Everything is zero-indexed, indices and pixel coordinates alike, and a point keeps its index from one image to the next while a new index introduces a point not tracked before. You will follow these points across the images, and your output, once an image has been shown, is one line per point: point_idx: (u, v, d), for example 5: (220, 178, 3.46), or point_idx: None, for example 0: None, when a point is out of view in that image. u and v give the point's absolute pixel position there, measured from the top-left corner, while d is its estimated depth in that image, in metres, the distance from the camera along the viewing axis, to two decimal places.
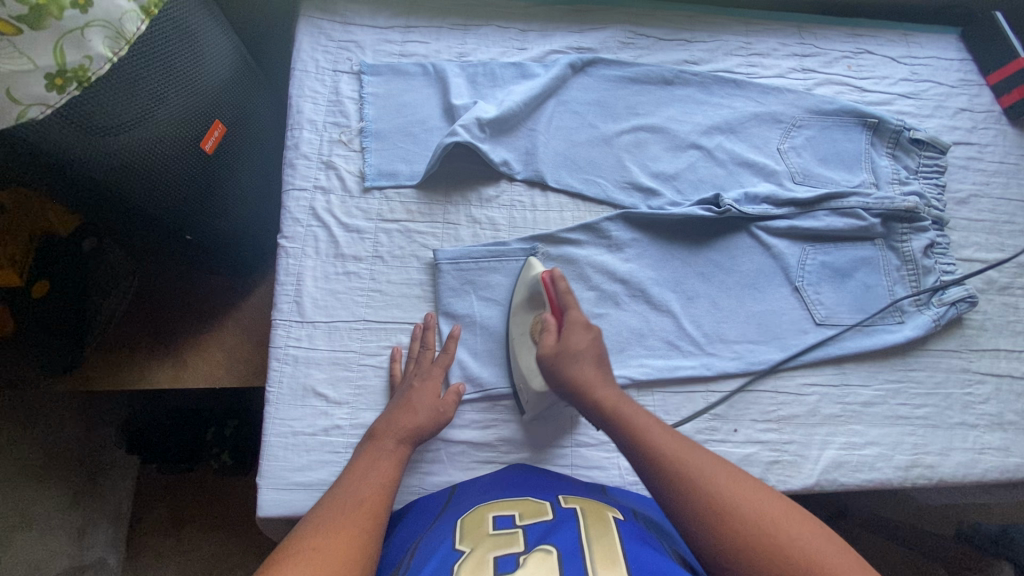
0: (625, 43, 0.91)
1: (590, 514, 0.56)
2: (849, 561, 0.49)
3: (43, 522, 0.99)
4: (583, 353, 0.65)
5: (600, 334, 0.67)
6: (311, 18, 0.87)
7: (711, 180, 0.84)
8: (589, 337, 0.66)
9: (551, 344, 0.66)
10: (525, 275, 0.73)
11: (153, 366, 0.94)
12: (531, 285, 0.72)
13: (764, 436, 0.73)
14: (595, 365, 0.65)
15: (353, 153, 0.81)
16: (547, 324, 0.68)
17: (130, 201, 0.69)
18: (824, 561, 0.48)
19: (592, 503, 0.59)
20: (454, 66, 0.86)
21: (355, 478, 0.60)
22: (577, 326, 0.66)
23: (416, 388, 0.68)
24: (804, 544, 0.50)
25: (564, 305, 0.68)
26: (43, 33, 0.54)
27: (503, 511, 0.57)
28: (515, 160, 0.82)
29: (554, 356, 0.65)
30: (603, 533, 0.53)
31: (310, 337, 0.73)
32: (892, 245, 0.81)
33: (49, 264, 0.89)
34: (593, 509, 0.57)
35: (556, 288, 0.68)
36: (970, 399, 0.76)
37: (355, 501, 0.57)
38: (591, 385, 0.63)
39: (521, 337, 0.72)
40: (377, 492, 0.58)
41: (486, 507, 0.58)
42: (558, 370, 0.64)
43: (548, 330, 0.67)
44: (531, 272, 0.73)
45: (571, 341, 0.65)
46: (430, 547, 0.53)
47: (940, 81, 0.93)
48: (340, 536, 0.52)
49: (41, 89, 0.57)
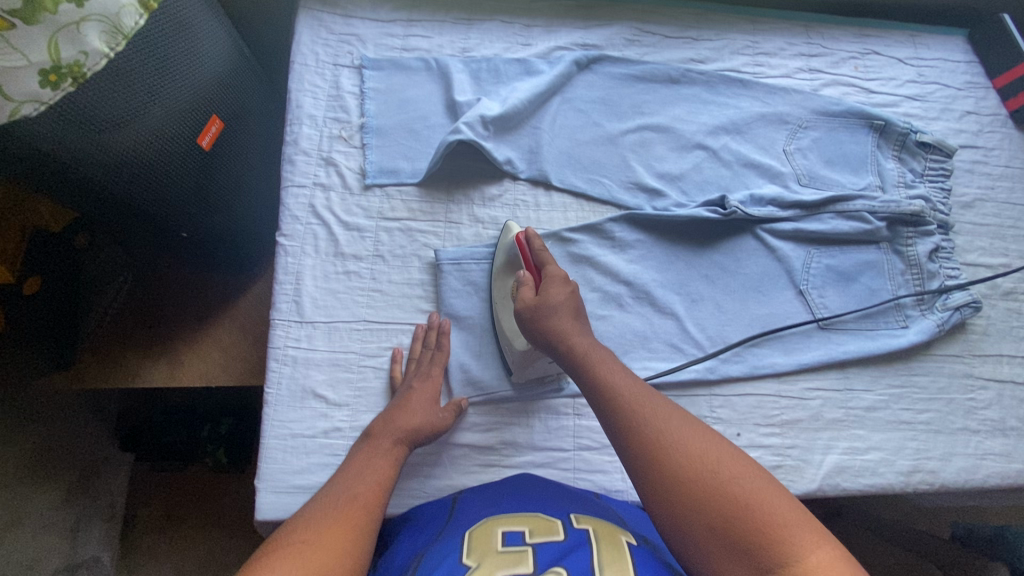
0: (630, 41, 0.90)
1: (601, 536, 0.55)
2: (781, 496, 0.50)
3: (34, 521, 0.98)
4: (559, 304, 0.64)
5: (578, 288, 0.67)
6: (311, 11, 0.85)
7: (716, 181, 0.83)
8: (567, 292, 0.66)
9: (529, 298, 0.66)
10: (502, 240, 0.74)
11: (148, 362, 0.93)
12: (509, 248, 0.73)
13: (768, 441, 0.72)
14: (569, 316, 0.65)
15: (353, 149, 0.80)
16: (524, 279, 0.68)
17: (125, 197, 0.67)
18: (755, 494, 0.50)
19: (604, 524, 0.58)
20: (457, 62, 0.85)
21: (351, 474, 0.59)
22: (556, 279, 0.66)
23: (415, 390, 0.67)
24: (738, 479, 0.51)
25: (541, 262, 0.68)
26: (37, 28, 0.52)
27: (513, 527, 0.56)
28: (518, 159, 0.80)
29: (531, 308, 0.65)
30: (616, 559, 0.52)
31: (309, 337, 0.72)
32: (897, 249, 0.80)
33: (44, 259, 0.91)
34: (605, 531, 0.56)
35: (532, 248, 0.69)
36: (973, 405, 0.76)
37: (349, 498, 0.56)
38: (563, 333, 0.63)
39: (501, 300, 0.72)
40: (371, 489, 0.57)
41: (495, 523, 0.57)
42: (535, 321, 0.64)
43: (526, 284, 0.68)
44: (507, 235, 0.74)
45: (549, 293, 0.65)
46: (433, 563, 0.53)
47: (947, 83, 0.92)
48: (332, 532, 0.52)
49: (34, 86, 0.55)
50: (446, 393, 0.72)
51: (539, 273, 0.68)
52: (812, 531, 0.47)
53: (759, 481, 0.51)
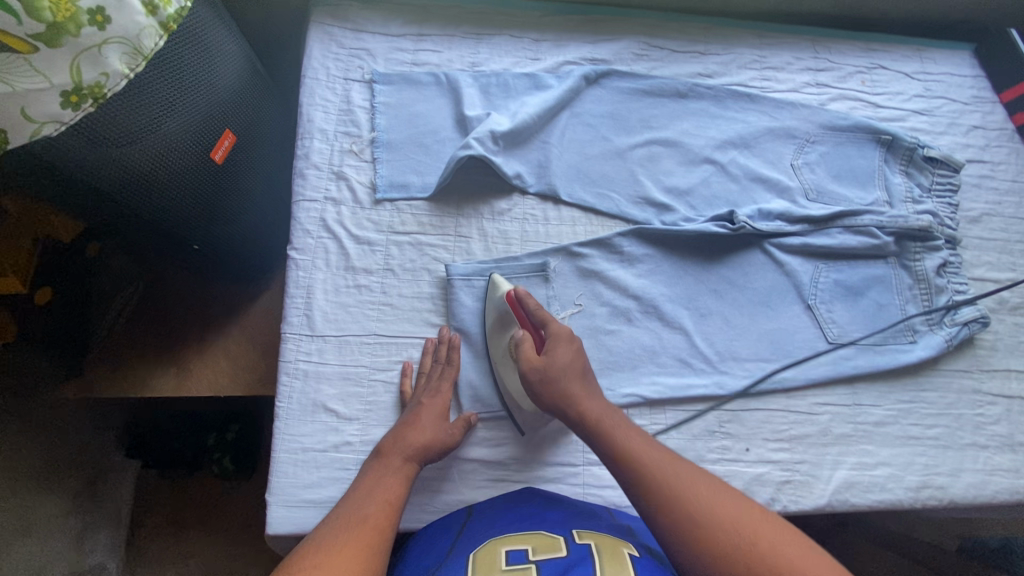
0: (639, 55, 0.90)
1: (604, 549, 0.56)
2: (821, 563, 0.51)
3: (42, 529, 0.98)
4: (565, 367, 0.65)
5: (582, 346, 0.68)
6: (323, 25, 0.86)
7: (724, 195, 0.83)
8: (571, 350, 0.66)
9: (535, 359, 0.66)
10: (492, 296, 0.74)
11: (159, 371, 0.93)
12: (498, 304, 0.73)
13: (777, 456, 0.72)
14: (578, 379, 0.65)
15: (364, 163, 0.80)
16: (523, 338, 0.68)
17: (138, 209, 0.68)
18: (798, 565, 0.50)
19: (605, 537, 0.59)
20: (467, 76, 0.85)
21: (362, 494, 0.59)
22: (561, 338, 0.66)
23: (425, 406, 0.67)
24: (778, 550, 0.51)
25: (539, 322, 0.68)
26: (59, 50, 0.53)
27: (516, 545, 0.57)
28: (528, 173, 0.81)
29: (538, 370, 0.65)
30: (618, 570, 0.53)
31: (320, 351, 0.72)
32: (905, 264, 0.81)
33: (53, 272, 0.91)
34: (608, 544, 0.57)
35: (526, 307, 0.69)
36: (981, 420, 0.76)
37: (359, 517, 0.56)
38: (576, 398, 0.63)
39: (502, 360, 0.72)
40: (382, 510, 0.58)
41: (497, 541, 0.58)
42: (545, 387, 0.64)
43: (528, 344, 0.67)
44: (497, 291, 0.73)
45: (555, 355, 0.65)
46: None
47: (954, 97, 0.93)
48: (343, 555, 0.52)
49: (56, 108, 0.56)
50: (457, 407, 0.72)
51: (540, 332, 0.69)
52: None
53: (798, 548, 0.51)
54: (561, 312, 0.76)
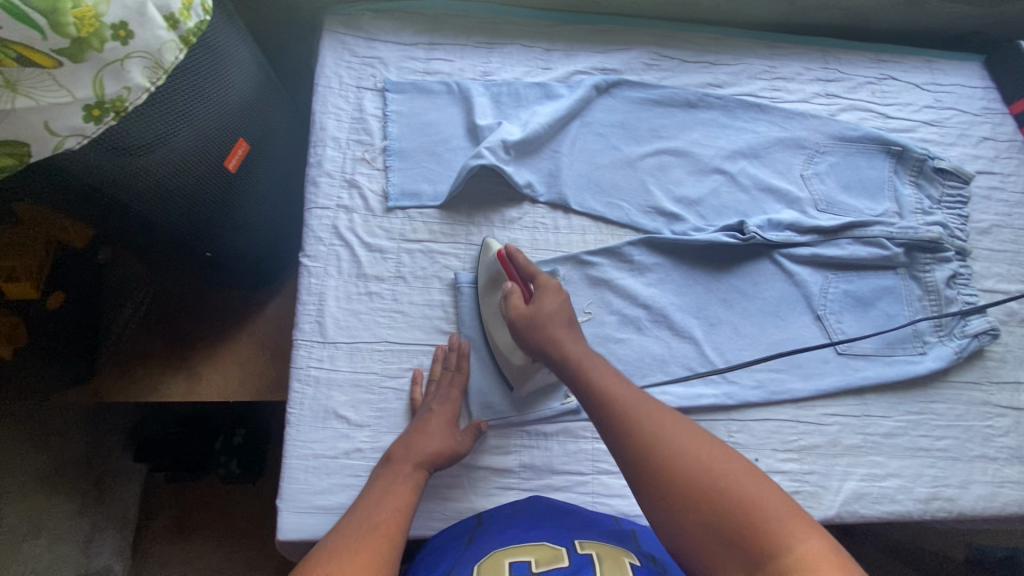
0: (649, 65, 0.91)
1: (606, 559, 0.55)
2: (784, 498, 0.48)
3: (50, 532, 0.97)
4: (551, 313, 0.64)
5: (569, 297, 0.67)
6: (336, 34, 0.87)
7: (734, 205, 0.84)
8: (557, 300, 0.66)
9: (522, 307, 0.65)
10: (484, 258, 0.75)
11: (167, 379, 0.93)
12: (490, 265, 0.74)
13: (786, 466, 0.72)
14: (562, 325, 0.64)
15: (376, 171, 0.81)
16: (513, 290, 0.67)
17: (152, 217, 0.68)
18: (752, 494, 0.48)
19: (607, 546, 0.58)
20: (479, 86, 0.86)
21: (372, 502, 0.59)
22: (549, 289, 0.66)
23: (434, 413, 0.67)
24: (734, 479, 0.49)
25: (529, 276, 0.68)
26: (83, 65, 0.53)
27: (519, 556, 0.56)
28: (538, 182, 0.81)
29: (526, 319, 0.64)
30: None
31: (331, 358, 0.72)
32: (914, 275, 0.81)
33: (64, 278, 0.91)
34: (609, 553, 0.57)
35: (514, 261, 0.69)
36: (991, 432, 0.76)
37: (370, 524, 0.57)
38: (557, 341, 0.62)
39: (492, 317, 0.73)
40: (393, 517, 0.58)
41: (499, 552, 0.57)
42: (530, 331, 0.64)
43: (517, 295, 0.67)
44: (490, 252, 0.74)
45: (542, 303, 0.65)
46: None
47: (964, 109, 0.93)
48: (356, 563, 0.52)
49: (78, 121, 0.55)
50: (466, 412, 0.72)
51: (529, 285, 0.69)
52: (810, 530, 0.46)
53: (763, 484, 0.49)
54: None
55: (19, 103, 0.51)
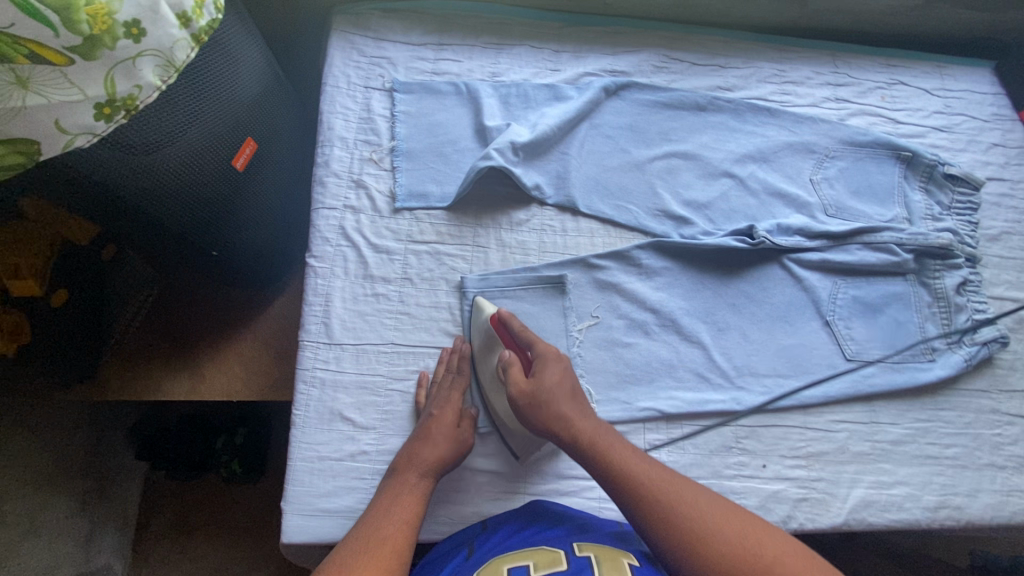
0: (658, 67, 0.91)
1: (605, 561, 0.56)
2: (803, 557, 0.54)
3: (51, 529, 0.97)
4: (555, 387, 0.64)
5: (569, 365, 0.67)
6: (344, 33, 0.87)
7: (743, 209, 0.83)
8: (559, 370, 0.66)
9: (524, 383, 0.65)
10: (476, 320, 0.73)
11: (170, 378, 0.93)
12: (485, 328, 0.72)
13: (794, 473, 0.72)
14: (569, 399, 0.64)
15: (383, 172, 0.80)
16: (511, 360, 0.67)
17: (157, 216, 0.68)
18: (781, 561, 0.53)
19: (606, 547, 0.59)
20: (487, 87, 0.86)
21: (381, 513, 0.59)
22: (550, 359, 0.66)
23: (434, 419, 0.66)
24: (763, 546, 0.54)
25: (526, 342, 0.68)
26: (95, 63, 0.53)
27: (519, 561, 0.56)
28: (547, 184, 0.81)
29: (527, 395, 0.64)
30: None
31: (337, 359, 0.72)
32: (924, 282, 0.80)
33: (69, 271, 0.88)
34: (607, 554, 0.57)
35: (510, 329, 0.70)
36: (1000, 440, 0.75)
37: (378, 537, 0.56)
38: (567, 419, 0.62)
39: (491, 382, 0.71)
40: (401, 529, 0.58)
41: (498, 559, 0.57)
42: (534, 410, 0.63)
43: (516, 366, 0.67)
44: (483, 315, 0.73)
45: (543, 376, 0.65)
46: None
47: (974, 115, 0.92)
48: None
49: (89, 119, 0.55)
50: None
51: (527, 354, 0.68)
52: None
53: (791, 550, 0.54)
54: (578, 323, 0.75)
55: (29, 101, 0.51)
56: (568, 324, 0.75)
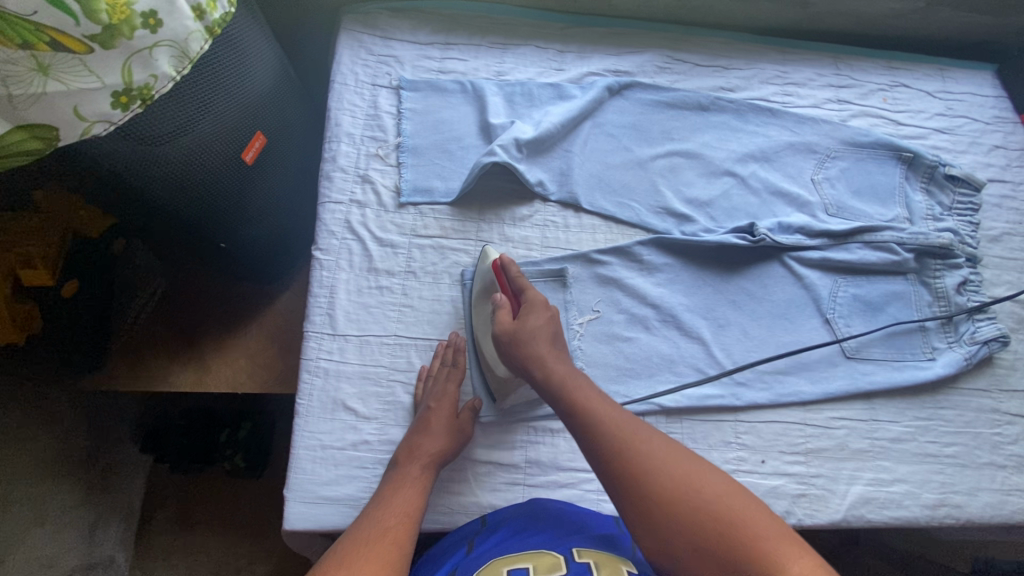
0: (661, 68, 0.92)
1: (604, 568, 0.56)
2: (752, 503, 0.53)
3: (57, 519, 0.98)
4: (537, 331, 0.67)
5: (556, 313, 0.69)
6: (353, 32, 0.88)
7: (744, 208, 0.84)
8: (545, 317, 0.68)
9: (508, 322, 0.67)
10: (480, 266, 0.74)
11: (177, 368, 0.94)
12: (485, 274, 0.74)
13: (793, 469, 0.72)
14: (548, 344, 0.66)
15: (389, 167, 0.82)
16: (502, 303, 0.69)
17: (169, 205, 0.69)
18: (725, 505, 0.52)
19: (606, 555, 0.59)
20: (492, 85, 0.87)
21: (383, 507, 0.60)
22: (536, 306, 0.68)
23: (433, 410, 0.67)
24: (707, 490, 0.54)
25: (518, 289, 0.70)
26: (113, 52, 0.54)
27: (518, 564, 0.56)
28: (550, 181, 0.82)
29: (509, 333, 0.67)
30: None
31: (341, 350, 0.73)
32: (924, 281, 0.81)
33: (78, 264, 0.89)
34: (607, 562, 0.57)
35: (508, 274, 0.70)
36: (1000, 440, 0.75)
37: (379, 531, 0.57)
38: (542, 359, 0.65)
39: (482, 325, 0.73)
40: (402, 524, 0.58)
41: (497, 560, 0.57)
42: (513, 347, 0.66)
43: (504, 308, 0.69)
44: (485, 260, 0.74)
45: (527, 320, 0.67)
46: None
47: (975, 117, 0.93)
48: (370, 566, 0.52)
49: (105, 107, 0.57)
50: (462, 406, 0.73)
51: (517, 299, 0.70)
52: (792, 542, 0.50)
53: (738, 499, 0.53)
54: (579, 318, 0.76)
55: (50, 88, 0.52)
56: (569, 318, 0.76)
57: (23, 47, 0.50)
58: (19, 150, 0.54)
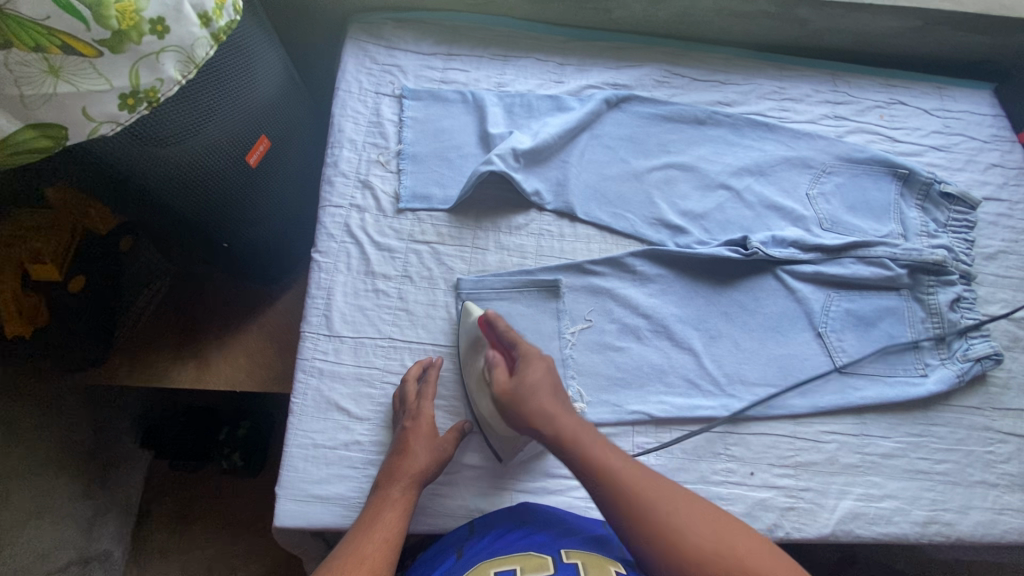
0: (660, 82, 0.94)
1: (590, 568, 0.57)
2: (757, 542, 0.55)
3: (54, 513, 0.97)
4: (538, 385, 0.65)
5: (552, 362, 0.68)
6: (358, 42, 0.91)
7: (739, 221, 0.85)
8: (542, 367, 0.66)
9: (507, 381, 0.65)
10: (464, 321, 0.74)
11: (178, 366, 0.96)
12: (471, 329, 0.73)
13: (781, 481, 0.72)
14: (550, 396, 0.64)
15: (389, 174, 0.83)
16: (496, 360, 0.68)
17: (174, 206, 0.72)
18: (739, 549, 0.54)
19: (593, 555, 0.60)
20: (493, 96, 0.89)
21: (365, 531, 0.59)
22: (532, 357, 0.67)
23: (410, 431, 0.67)
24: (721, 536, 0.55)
25: (509, 343, 0.69)
26: (122, 56, 0.56)
27: (504, 566, 0.58)
28: (546, 191, 0.83)
29: (510, 393, 0.65)
30: None
31: (336, 351, 0.74)
32: (917, 297, 0.81)
33: (87, 261, 0.90)
34: (594, 562, 0.59)
35: (496, 328, 0.70)
36: (992, 458, 0.75)
37: (356, 559, 0.56)
38: (548, 408, 0.63)
39: (476, 385, 0.71)
40: (380, 549, 0.58)
41: (486, 562, 0.59)
42: (516, 408, 0.63)
43: (500, 365, 0.67)
44: (469, 316, 0.74)
45: (526, 374, 0.65)
46: None
47: (973, 135, 0.94)
48: None
49: (113, 109, 0.58)
50: (443, 424, 0.72)
51: (511, 352, 0.69)
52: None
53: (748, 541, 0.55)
54: (571, 326, 0.77)
55: (60, 89, 0.54)
56: (561, 326, 0.77)
57: (34, 50, 0.52)
58: (29, 147, 0.56)
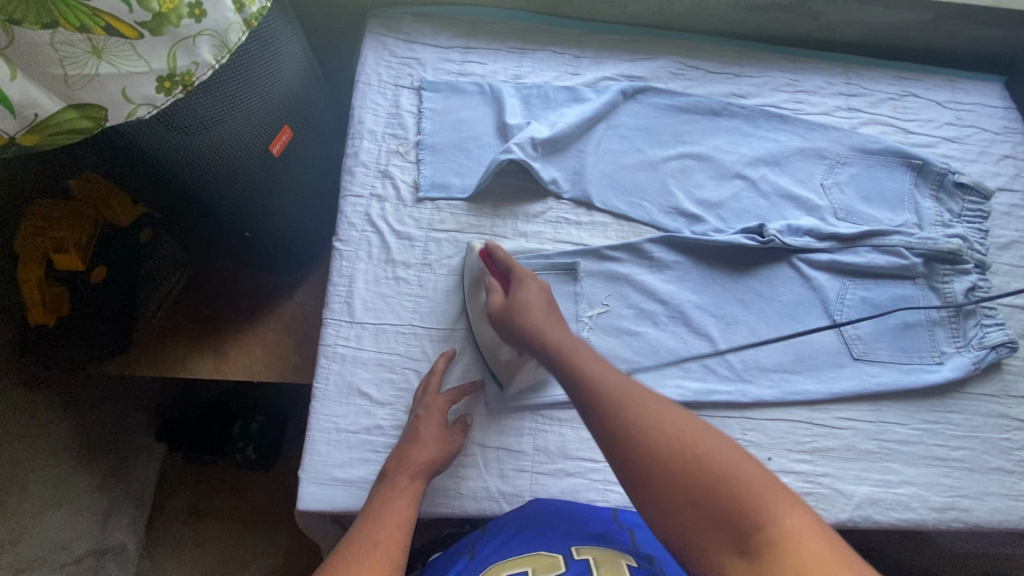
0: (675, 74, 0.95)
1: (603, 564, 0.56)
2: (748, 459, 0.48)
3: (71, 502, 0.96)
4: (529, 302, 0.66)
5: (546, 285, 0.69)
6: (377, 35, 0.92)
7: (754, 210, 0.86)
8: (535, 289, 0.68)
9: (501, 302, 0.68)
10: (468, 261, 0.77)
11: (194, 356, 0.97)
12: (474, 267, 0.76)
13: (799, 467, 0.72)
14: (540, 312, 0.65)
15: (409, 164, 0.84)
16: (493, 287, 0.70)
17: (196, 193, 0.73)
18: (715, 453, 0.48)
19: (604, 550, 0.59)
20: (510, 88, 0.90)
21: (374, 518, 0.58)
22: (527, 280, 0.69)
23: (422, 420, 0.68)
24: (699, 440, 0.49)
25: (507, 271, 0.71)
26: (161, 38, 0.57)
27: (516, 568, 0.57)
28: (563, 180, 0.85)
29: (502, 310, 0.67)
30: None
31: (358, 337, 0.75)
32: (933, 286, 0.82)
33: (109, 252, 0.92)
34: (605, 557, 0.58)
35: (493, 258, 0.73)
36: (1008, 445, 0.75)
37: (368, 545, 0.55)
38: (538, 325, 0.63)
39: (478, 319, 0.74)
40: (393, 534, 0.57)
41: (497, 564, 0.58)
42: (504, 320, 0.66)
43: (496, 292, 0.70)
44: (473, 255, 0.77)
45: (519, 294, 0.67)
46: None
47: (985, 127, 0.94)
48: None
49: (150, 91, 0.60)
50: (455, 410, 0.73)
51: (507, 281, 0.71)
52: (797, 503, 0.45)
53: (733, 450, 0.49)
54: (589, 310, 0.78)
55: (102, 70, 0.55)
56: (579, 309, 0.78)
57: (79, 30, 0.52)
58: (69, 127, 0.57)
